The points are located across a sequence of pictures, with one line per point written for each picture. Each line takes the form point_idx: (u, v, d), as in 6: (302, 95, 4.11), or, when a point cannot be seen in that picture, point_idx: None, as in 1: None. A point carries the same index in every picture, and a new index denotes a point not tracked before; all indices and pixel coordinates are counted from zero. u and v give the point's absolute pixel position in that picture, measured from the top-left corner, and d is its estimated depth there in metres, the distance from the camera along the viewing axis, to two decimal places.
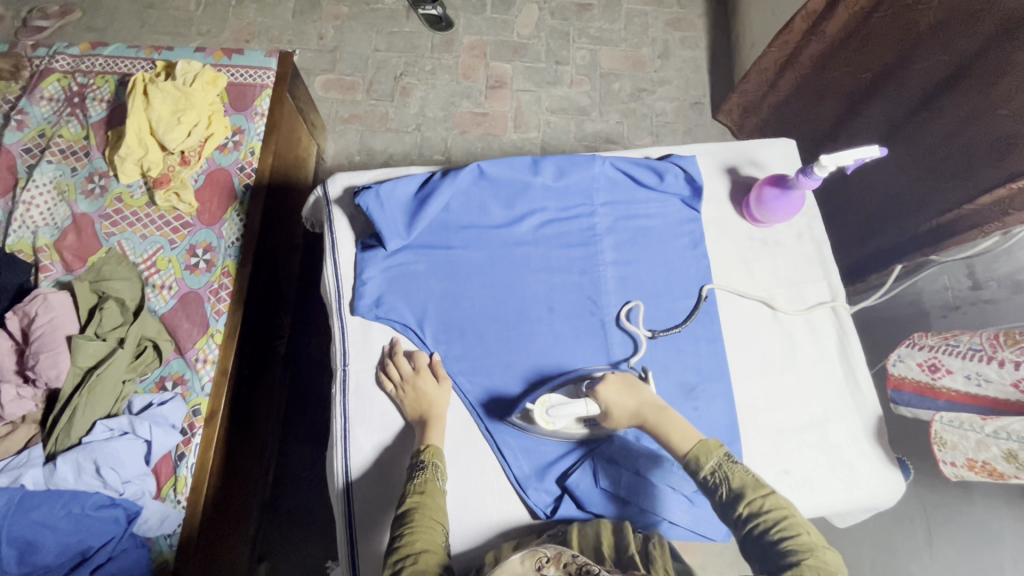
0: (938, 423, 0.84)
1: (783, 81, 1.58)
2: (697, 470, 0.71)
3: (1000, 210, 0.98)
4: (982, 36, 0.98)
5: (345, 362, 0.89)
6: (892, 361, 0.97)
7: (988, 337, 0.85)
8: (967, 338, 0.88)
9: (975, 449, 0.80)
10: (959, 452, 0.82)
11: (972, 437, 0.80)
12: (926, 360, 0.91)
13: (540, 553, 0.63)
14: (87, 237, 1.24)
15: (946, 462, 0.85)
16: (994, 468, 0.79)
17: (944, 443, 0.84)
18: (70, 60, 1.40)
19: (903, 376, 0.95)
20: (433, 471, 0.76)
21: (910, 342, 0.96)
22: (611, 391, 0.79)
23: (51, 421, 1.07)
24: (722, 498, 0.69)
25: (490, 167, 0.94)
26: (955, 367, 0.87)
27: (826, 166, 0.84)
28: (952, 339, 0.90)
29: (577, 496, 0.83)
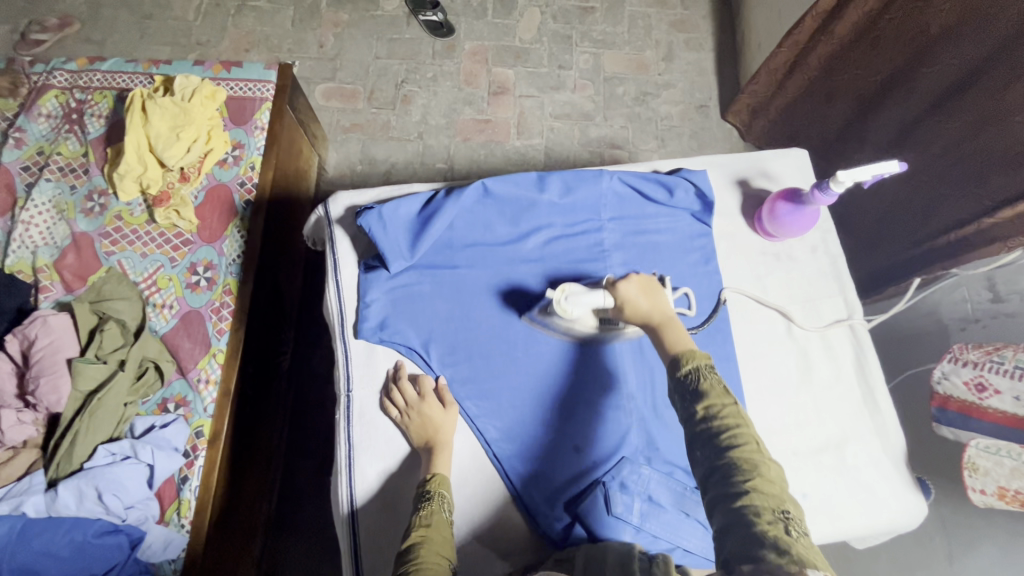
0: (973, 449, 0.88)
1: (791, 83, 1.55)
2: (676, 366, 0.68)
3: (1019, 221, 0.95)
4: (996, 41, 0.95)
5: (349, 387, 0.87)
6: (937, 379, 0.95)
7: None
8: (1012, 354, 0.86)
9: (1008, 476, 0.83)
10: (991, 480, 0.85)
11: (1007, 464, 0.83)
12: (972, 378, 0.89)
13: None
14: (87, 256, 1.22)
15: (977, 490, 0.87)
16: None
17: (976, 468, 0.87)
18: (68, 76, 1.38)
19: (948, 393, 0.93)
20: (439, 502, 0.73)
21: (952, 357, 0.94)
22: (629, 288, 0.76)
23: (52, 446, 1.06)
24: (687, 395, 0.65)
25: (494, 185, 0.92)
26: (1002, 387, 0.85)
27: (842, 182, 0.81)
28: (997, 355, 0.88)
29: (588, 524, 0.79)
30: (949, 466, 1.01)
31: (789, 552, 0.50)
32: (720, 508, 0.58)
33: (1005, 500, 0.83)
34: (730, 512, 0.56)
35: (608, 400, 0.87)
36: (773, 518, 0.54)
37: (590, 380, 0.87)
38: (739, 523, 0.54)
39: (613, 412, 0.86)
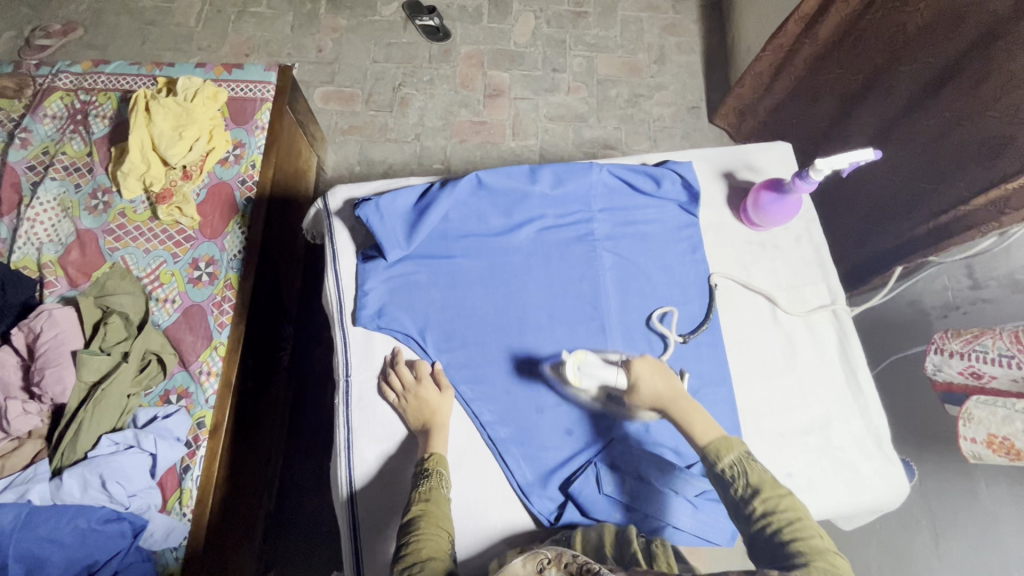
0: (971, 402, 0.86)
1: (778, 84, 1.59)
2: (714, 461, 0.70)
3: (997, 210, 0.98)
4: (967, 39, 0.99)
5: (348, 373, 0.90)
6: (930, 370, 0.97)
7: (1011, 339, 0.85)
8: (992, 341, 0.88)
9: (999, 424, 0.82)
10: (982, 428, 0.84)
11: (1001, 413, 0.83)
12: (964, 368, 0.91)
13: (541, 555, 0.62)
14: (91, 252, 1.25)
15: (967, 439, 0.86)
16: (1013, 445, 0.80)
17: (970, 418, 0.86)
18: (73, 78, 1.42)
19: (949, 381, 0.95)
20: (437, 480, 0.76)
21: (937, 348, 0.95)
22: (642, 371, 0.77)
23: (56, 436, 1.08)
24: (737, 491, 0.68)
25: (488, 177, 0.95)
26: (993, 374, 0.87)
27: (821, 169, 0.85)
28: (978, 343, 0.89)
29: (580, 502, 0.83)
30: (934, 451, 1.04)
31: None
32: None
33: (993, 448, 0.83)
34: None
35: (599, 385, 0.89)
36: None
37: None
38: None
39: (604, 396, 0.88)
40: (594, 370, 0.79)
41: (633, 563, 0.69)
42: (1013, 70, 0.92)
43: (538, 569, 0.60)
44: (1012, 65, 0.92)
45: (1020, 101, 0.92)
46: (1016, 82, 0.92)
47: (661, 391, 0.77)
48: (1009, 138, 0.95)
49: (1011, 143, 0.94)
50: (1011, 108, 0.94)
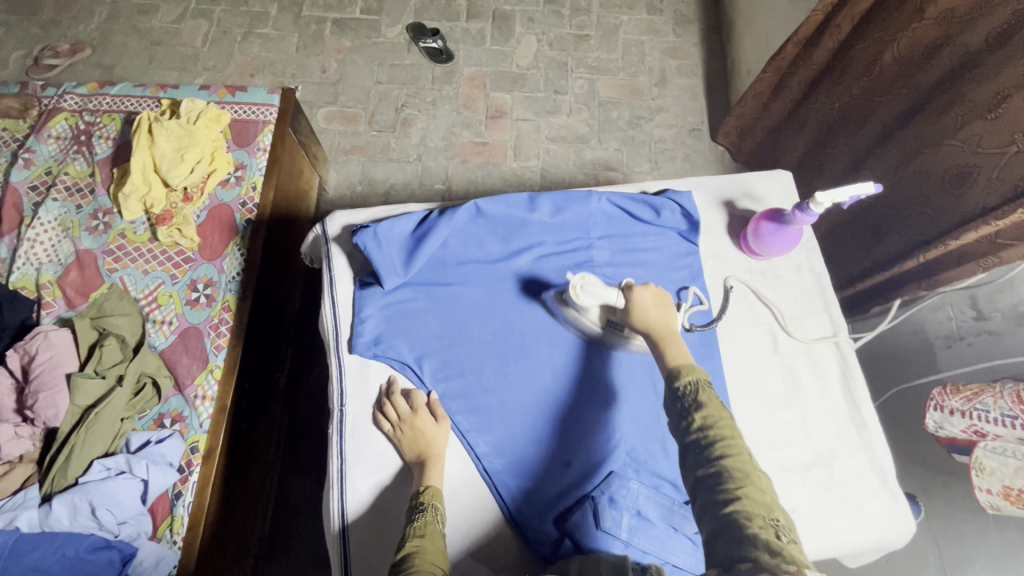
0: (981, 449, 0.86)
1: (775, 106, 1.58)
2: (674, 378, 0.70)
3: (990, 242, 0.96)
4: (940, 70, 1.01)
5: (342, 402, 0.89)
6: (934, 427, 0.95)
7: (1013, 400, 0.81)
8: (992, 399, 0.84)
9: (1014, 475, 0.80)
10: (997, 480, 0.83)
11: (1012, 464, 0.81)
12: (967, 427, 0.88)
13: None
14: (90, 273, 1.25)
15: (983, 489, 0.85)
16: None
17: (983, 468, 0.85)
18: (78, 99, 1.43)
19: (954, 437, 0.92)
20: (432, 514, 0.75)
21: (937, 405, 0.93)
22: (644, 297, 0.79)
23: (48, 460, 1.06)
24: (683, 407, 0.67)
25: (487, 205, 0.94)
26: (995, 434, 0.83)
27: (821, 202, 0.84)
28: (979, 402, 0.86)
29: (578, 538, 0.79)
30: (940, 484, 1.02)
31: (780, 554, 0.52)
32: (709, 516, 0.59)
33: (1009, 500, 0.81)
34: (720, 516, 0.58)
35: (599, 413, 0.88)
36: (765, 524, 0.56)
37: (586, 395, 0.89)
38: (731, 533, 0.56)
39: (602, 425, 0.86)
40: (596, 288, 0.83)
41: None
42: (975, 103, 0.95)
43: None
44: (974, 96, 0.95)
45: (980, 131, 0.94)
46: (976, 113, 0.95)
47: (652, 318, 0.78)
48: (972, 167, 0.96)
49: (976, 172, 0.96)
50: (971, 138, 0.96)
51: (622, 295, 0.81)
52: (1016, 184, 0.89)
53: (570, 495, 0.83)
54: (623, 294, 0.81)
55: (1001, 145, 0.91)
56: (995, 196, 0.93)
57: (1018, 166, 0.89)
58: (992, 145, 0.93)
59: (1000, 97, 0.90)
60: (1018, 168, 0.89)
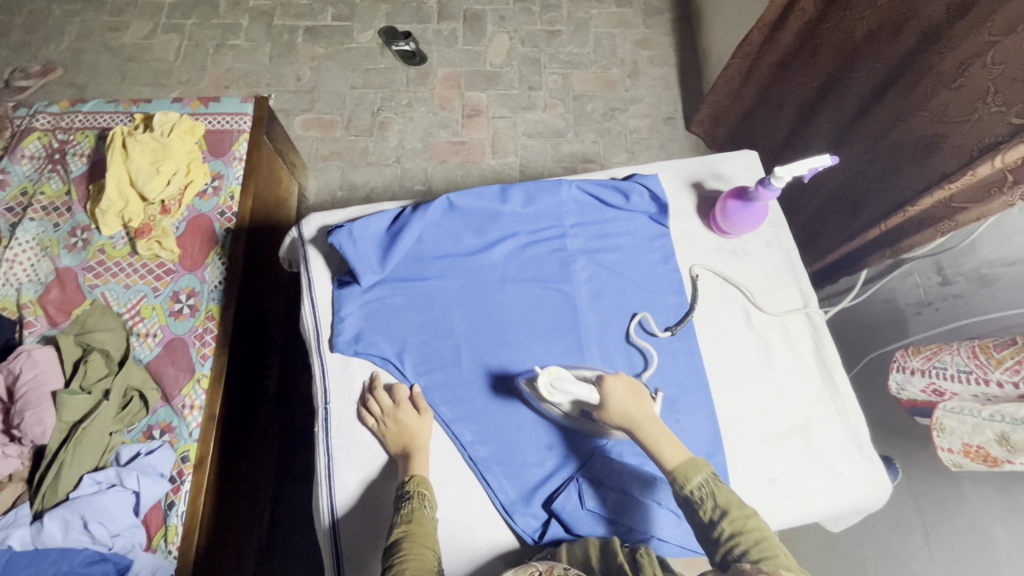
0: (940, 411, 0.85)
1: (746, 91, 1.62)
2: (683, 483, 0.72)
3: (946, 206, 0.98)
4: (909, 44, 1.03)
5: (327, 400, 0.90)
6: (895, 389, 0.95)
7: (969, 355, 0.83)
8: (951, 357, 0.86)
9: (971, 433, 0.80)
10: (957, 438, 0.82)
11: (970, 421, 0.80)
12: (927, 386, 0.89)
13: (532, 568, 0.66)
14: (71, 290, 1.25)
15: (945, 449, 0.84)
16: (989, 453, 0.78)
17: (943, 428, 0.84)
18: (50, 118, 1.42)
19: (914, 399, 0.93)
20: (419, 500, 0.76)
21: (898, 365, 0.94)
22: (614, 386, 0.79)
23: (37, 478, 1.06)
24: (704, 514, 0.70)
25: (459, 199, 0.96)
26: (955, 391, 0.85)
27: (781, 177, 0.86)
28: (937, 360, 0.88)
29: (564, 518, 0.82)
30: (917, 449, 1.05)
31: None
32: None
33: (970, 457, 0.80)
34: None
35: None
36: None
37: None
38: None
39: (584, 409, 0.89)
40: (567, 384, 0.80)
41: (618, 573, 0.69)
42: (943, 73, 0.97)
43: None
44: (941, 67, 0.97)
45: (947, 101, 0.97)
46: (941, 84, 0.98)
47: (632, 411, 0.78)
48: (941, 136, 0.99)
49: (943, 140, 0.99)
50: (939, 108, 0.99)
51: (594, 392, 0.80)
52: (975, 148, 0.92)
53: (554, 478, 0.85)
54: (596, 390, 0.79)
55: (965, 112, 0.94)
56: (956, 161, 0.96)
57: (977, 131, 0.92)
58: (957, 114, 0.96)
59: (961, 67, 0.93)
60: (974, 134, 0.93)
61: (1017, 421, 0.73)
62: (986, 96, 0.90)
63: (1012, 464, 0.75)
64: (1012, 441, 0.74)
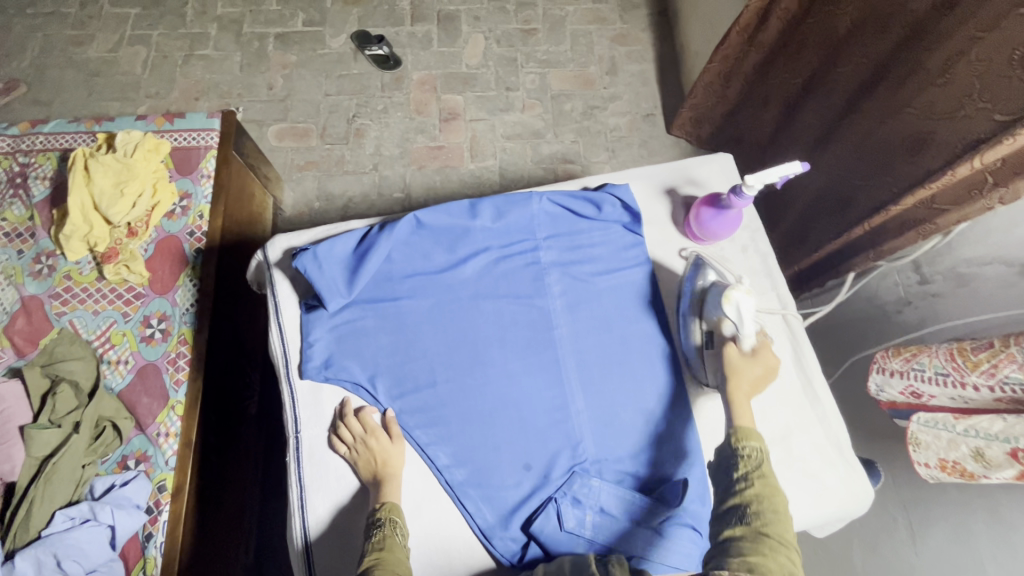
0: (915, 424, 0.83)
1: (730, 91, 1.60)
2: (736, 440, 0.70)
3: (926, 206, 0.97)
4: (894, 40, 1.00)
5: (297, 429, 0.88)
6: (874, 391, 0.91)
7: (947, 358, 0.79)
8: (928, 358, 0.82)
9: (947, 448, 0.78)
10: (933, 452, 0.80)
11: (945, 436, 0.79)
12: (905, 388, 0.86)
13: None
14: (37, 319, 1.22)
15: (922, 464, 0.82)
16: (965, 468, 0.77)
17: (918, 443, 0.82)
18: (10, 140, 1.38)
19: (894, 401, 0.90)
20: (391, 527, 0.74)
21: (878, 367, 0.89)
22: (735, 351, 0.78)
23: (8, 516, 1.04)
24: (737, 467, 0.68)
25: (426, 216, 0.93)
26: (933, 394, 0.82)
27: (752, 185, 0.84)
28: (915, 362, 0.84)
29: (543, 541, 0.81)
30: (901, 448, 1.05)
31: None
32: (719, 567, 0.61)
33: (947, 471, 0.79)
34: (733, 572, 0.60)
35: (556, 413, 0.88)
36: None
37: (549, 402, 0.89)
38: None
39: (561, 426, 0.88)
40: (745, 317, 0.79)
41: None
42: (931, 72, 0.93)
43: None
44: (929, 63, 0.93)
45: (934, 97, 0.93)
46: (927, 80, 0.94)
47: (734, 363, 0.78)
48: (929, 134, 0.95)
49: (931, 138, 0.95)
50: (925, 105, 0.95)
51: (751, 340, 0.78)
52: (959, 146, 0.90)
53: (533, 498, 0.84)
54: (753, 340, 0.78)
55: (951, 110, 0.91)
56: (942, 159, 0.93)
57: (966, 129, 0.88)
58: (944, 111, 0.92)
59: (947, 63, 0.90)
60: (958, 132, 0.90)
61: (991, 437, 0.72)
62: (972, 93, 0.87)
63: (988, 478, 0.75)
64: (986, 456, 0.73)
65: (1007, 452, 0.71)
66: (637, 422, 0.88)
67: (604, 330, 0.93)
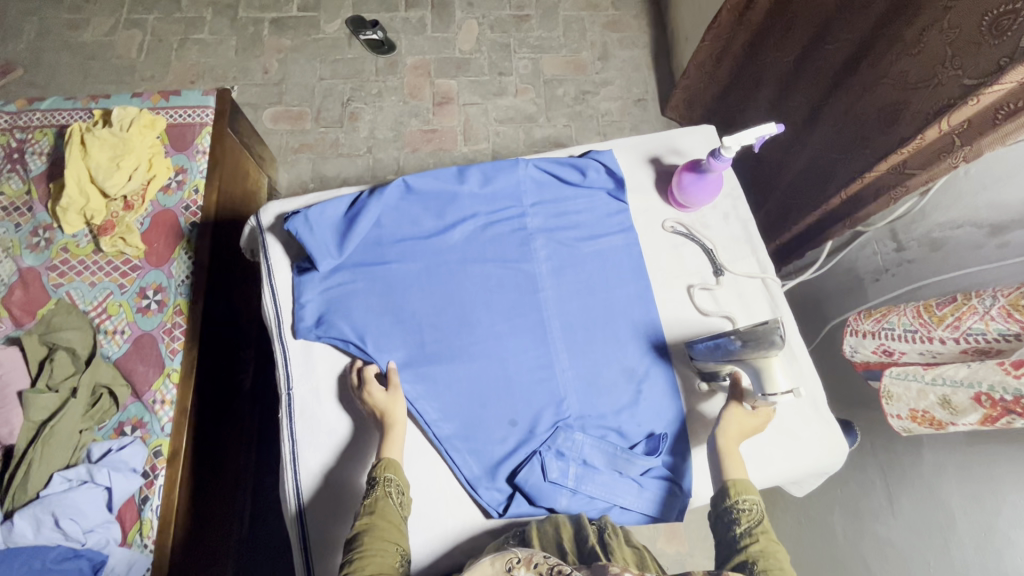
0: (887, 378, 0.85)
1: (721, 70, 1.63)
2: (732, 494, 0.74)
3: (898, 172, 1.00)
4: (878, 13, 1.02)
5: (289, 386, 0.91)
6: (848, 352, 0.95)
7: (914, 315, 0.83)
8: (897, 317, 0.86)
9: (917, 398, 0.81)
10: (904, 404, 0.83)
11: (915, 387, 0.81)
12: (877, 347, 0.89)
13: (512, 554, 0.63)
14: (35, 290, 1.24)
15: (895, 416, 0.86)
16: (935, 416, 0.80)
17: (891, 396, 0.85)
18: (7, 117, 1.40)
19: (868, 361, 0.93)
20: (384, 487, 0.76)
21: (851, 329, 0.93)
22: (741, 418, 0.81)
23: (7, 478, 1.06)
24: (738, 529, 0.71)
25: (415, 181, 0.96)
26: (903, 351, 0.86)
27: (729, 147, 0.87)
28: (885, 321, 0.88)
29: (527, 491, 0.84)
30: (878, 412, 1.08)
31: None
32: None
33: (918, 421, 0.82)
34: None
35: (541, 372, 0.91)
36: None
37: (535, 362, 0.92)
38: None
39: (546, 384, 0.90)
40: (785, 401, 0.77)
41: (592, 554, 0.71)
42: (908, 42, 0.96)
43: (508, 568, 0.60)
44: (908, 35, 0.96)
45: (909, 68, 0.96)
46: (904, 51, 0.97)
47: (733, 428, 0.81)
48: (904, 103, 0.98)
49: (905, 108, 0.98)
50: (901, 75, 0.98)
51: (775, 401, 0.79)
52: (929, 111, 0.92)
53: (519, 451, 0.87)
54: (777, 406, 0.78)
55: (925, 78, 0.93)
56: (915, 126, 0.95)
57: (939, 96, 0.91)
58: (918, 81, 0.95)
59: (921, 33, 0.93)
60: (935, 99, 0.91)
61: (957, 384, 0.75)
62: (944, 60, 0.89)
63: (955, 425, 0.78)
64: (953, 402, 0.77)
65: (972, 397, 0.74)
66: (620, 379, 0.91)
67: (588, 293, 0.96)
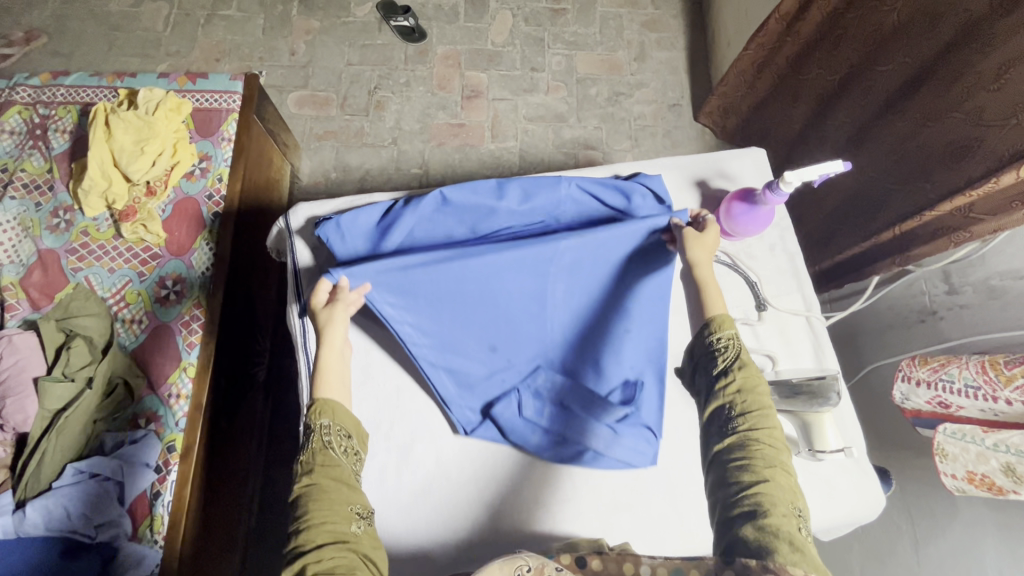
0: (940, 435, 0.83)
1: (761, 82, 1.55)
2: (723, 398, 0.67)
3: (964, 215, 0.96)
4: (943, 39, 0.96)
5: (311, 400, 0.90)
6: (898, 398, 0.92)
7: (978, 370, 0.80)
8: (958, 370, 0.82)
9: (975, 461, 0.78)
10: (960, 464, 0.80)
11: (973, 450, 0.79)
12: (932, 398, 0.86)
13: (521, 560, 0.56)
14: (53, 273, 1.21)
15: (948, 474, 0.83)
16: (993, 482, 0.76)
17: (945, 454, 0.82)
18: (31, 91, 1.36)
19: (918, 409, 0.90)
20: (319, 436, 0.70)
21: (903, 375, 0.90)
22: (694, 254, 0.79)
23: (20, 466, 1.05)
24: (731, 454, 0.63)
25: (453, 194, 0.92)
26: (961, 404, 0.82)
27: (790, 182, 0.83)
28: (945, 372, 0.84)
29: (500, 421, 0.94)
30: (916, 458, 1.04)
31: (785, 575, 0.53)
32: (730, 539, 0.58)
33: (975, 484, 0.79)
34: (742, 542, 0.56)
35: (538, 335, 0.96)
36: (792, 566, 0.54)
37: (536, 332, 0.96)
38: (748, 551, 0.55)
39: (540, 346, 0.97)
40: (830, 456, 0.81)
41: None
42: (982, 73, 0.90)
43: None
44: (981, 67, 0.90)
45: (983, 103, 0.91)
46: (980, 85, 0.91)
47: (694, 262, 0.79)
48: (976, 140, 0.93)
49: (977, 145, 0.93)
50: (975, 110, 0.92)
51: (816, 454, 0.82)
52: (1004, 155, 0.88)
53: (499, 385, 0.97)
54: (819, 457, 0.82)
55: (1003, 116, 0.88)
56: (986, 165, 0.91)
57: (1013, 136, 0.87)
58: (993, 118, 0.90)
59: (1001, 68, 0.87)
60: (1011, 139, 0.87)
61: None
62: None
63: (1017, 493, 0.74)
64: (1017, 472, 0.73)
65: None
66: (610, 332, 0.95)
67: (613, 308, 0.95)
